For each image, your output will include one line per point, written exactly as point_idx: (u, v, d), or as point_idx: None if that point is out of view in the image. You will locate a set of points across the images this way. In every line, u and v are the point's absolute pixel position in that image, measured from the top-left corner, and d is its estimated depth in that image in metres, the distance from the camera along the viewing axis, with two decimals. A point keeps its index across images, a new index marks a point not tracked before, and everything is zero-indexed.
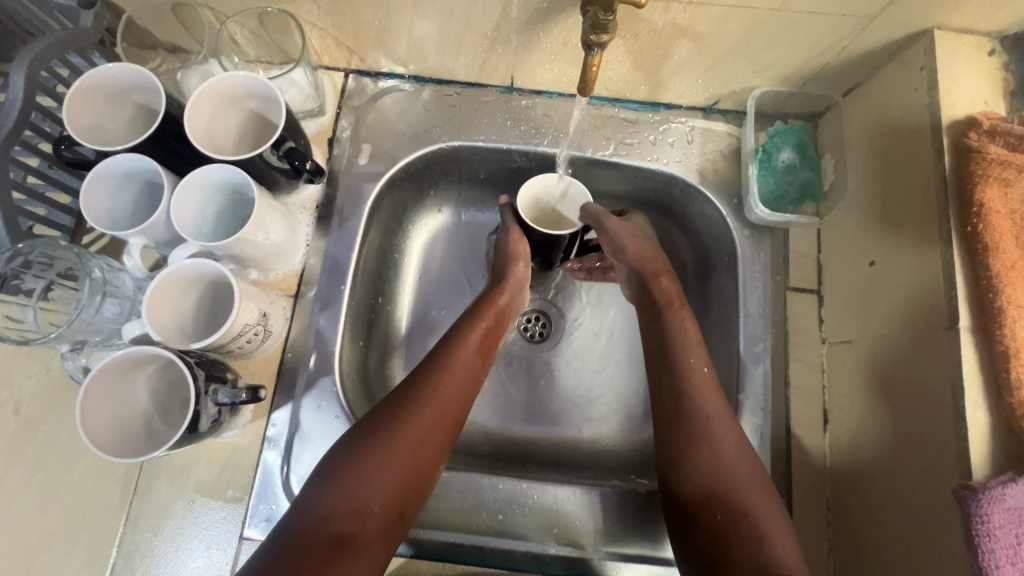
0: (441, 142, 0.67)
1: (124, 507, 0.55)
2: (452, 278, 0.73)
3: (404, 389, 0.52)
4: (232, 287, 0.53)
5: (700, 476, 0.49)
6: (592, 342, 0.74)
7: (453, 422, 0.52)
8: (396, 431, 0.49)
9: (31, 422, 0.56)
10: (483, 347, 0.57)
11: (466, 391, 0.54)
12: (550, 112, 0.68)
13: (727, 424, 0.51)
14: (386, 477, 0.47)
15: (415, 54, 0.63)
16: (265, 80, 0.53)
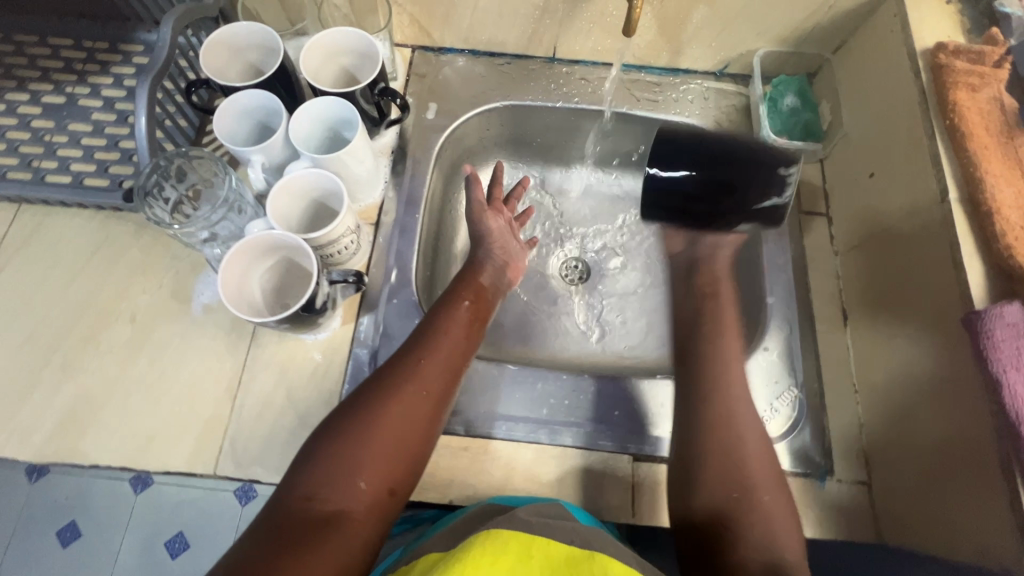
0: (495, 102, 0.78)
1: (229, 399, 0.61)
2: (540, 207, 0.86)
3: (393, 371, 0.52)
4: (336, 199, 0.62)
5: (708, 467, 0.55)
6: (627, 282, 0.83)
7: (437, 398, 0.52)
8: (377, 413, 0.49)
9: (145, 327, 0.63)
10: (468, 332, 0.57)
11: (451, 365, 0.54)
12: (586, 77, 0.80)
13: (752, 425, 0.58)
14: (369, 455, 0.47)
15: (476, 28, 0.76)
16: (365, 35, 0.65)
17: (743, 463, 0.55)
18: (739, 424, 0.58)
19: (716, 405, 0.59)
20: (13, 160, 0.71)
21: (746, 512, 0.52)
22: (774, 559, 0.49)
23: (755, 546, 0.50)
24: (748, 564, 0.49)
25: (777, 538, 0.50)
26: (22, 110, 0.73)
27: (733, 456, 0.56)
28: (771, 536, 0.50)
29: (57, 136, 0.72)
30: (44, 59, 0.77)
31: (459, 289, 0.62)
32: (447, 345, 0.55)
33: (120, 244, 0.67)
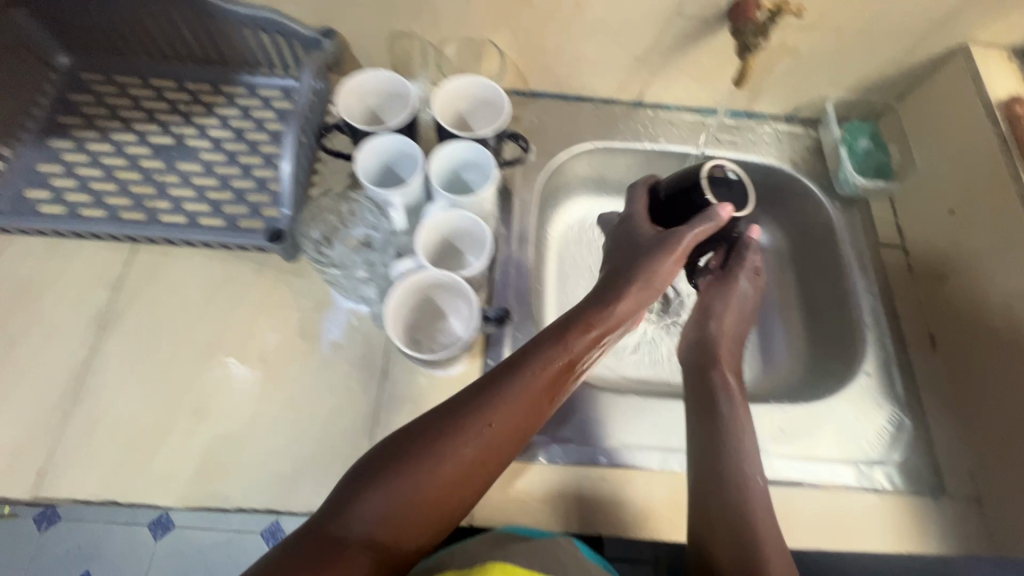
0: (587, 144, 0.83)
1: (367, 437, 0.61)
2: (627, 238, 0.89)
3: (482, 405, 0.49)
4: (470, 242, 0.66)
5: (725, 511, 0.54)
6: None
7: (507, 436, 0.49)
8: (449, 450, 0.47)
9: (277, 366, 0.64)
10: (560, 381, 0.53)
11: (524, 416, 0.50)
12: (669, 120, 0.85)
13: (761, 473, 0.57)
14: (411, 509, 0.44)
15: (571, 75, 0.81)
16: (496, 86, 0.68)
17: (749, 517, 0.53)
18: (752, 476, 0.56)
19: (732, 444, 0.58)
20: (125, 200, 0.71)
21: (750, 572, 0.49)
22: None
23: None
24: None
25: None
26: (132, 151, 0.74)
27: (740, 503, 0.54)
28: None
29: (167, 176, 0.73)
30: (147, 101, 0.78)
31: (551, 333, 0.54)
32: (544, 398, 0.52)
33: (241, 284, 0.68)
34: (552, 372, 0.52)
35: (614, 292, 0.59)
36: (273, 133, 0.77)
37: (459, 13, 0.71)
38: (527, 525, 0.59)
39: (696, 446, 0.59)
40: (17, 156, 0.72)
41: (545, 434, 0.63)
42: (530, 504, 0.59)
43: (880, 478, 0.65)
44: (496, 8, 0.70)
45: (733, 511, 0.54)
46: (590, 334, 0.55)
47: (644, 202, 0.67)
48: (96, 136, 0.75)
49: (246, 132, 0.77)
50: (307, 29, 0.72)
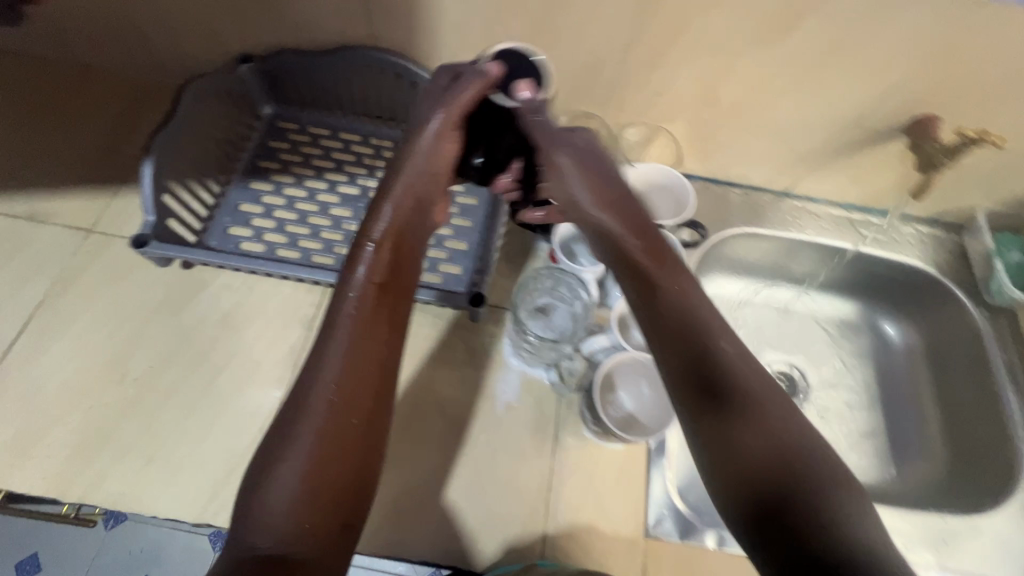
0: (738, 227, 0.86)
1: (543, 504, 0.64)
2: (756, 322, 0.94)
3: (316, 350, 0.49)
4: None
5: (749, 445, 0.42)
6: (832, 398, 0.89)
7: (371, 390, 0.48)
8: (291, 438, 0.44)
9: (455, 422, 0.67)
10: (374, 303, 0.51)
11: (367, 343, 0.49)
12: (815, 213, 0.89)
13: (781, 400, 0.44)
14: (321, 482, 0.43)
15: (727, 164, 0.85)
16: (685, 181, 0.73)
17: (787, 463, 0.41)
18: (754, 412, 0.43)
19: (710, 361, 0.46)
20: (316, 243, 0.76)
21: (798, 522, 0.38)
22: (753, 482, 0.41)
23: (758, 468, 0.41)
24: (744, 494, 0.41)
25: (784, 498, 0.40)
26: (323, 198, 0.80)
27: (736, 438, 0.43)
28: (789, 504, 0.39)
29: (354, 225, 0.79)
30: (336, 151, 0.84)
31: (359, 232, 0.56)
32: (369, 311, 0.50)
33: (420, 336, 0.72)
34: (384, 266, 0.54)
35: (390, 179, 0.58)
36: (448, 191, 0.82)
37: (645, 104, 0.76)
38: None
39: (671, 350, 0.47)
40: (224, 195, 0.79)
41: (710, 519, 0.65)
42: None
43: None
44: (682, 102, 0.74)
45: (765, 474, 0.41)
46: (382, 247, 0.54)
47: (465, 103, 0.59)
48: (292, 180, 0.81)
49: None
50: None
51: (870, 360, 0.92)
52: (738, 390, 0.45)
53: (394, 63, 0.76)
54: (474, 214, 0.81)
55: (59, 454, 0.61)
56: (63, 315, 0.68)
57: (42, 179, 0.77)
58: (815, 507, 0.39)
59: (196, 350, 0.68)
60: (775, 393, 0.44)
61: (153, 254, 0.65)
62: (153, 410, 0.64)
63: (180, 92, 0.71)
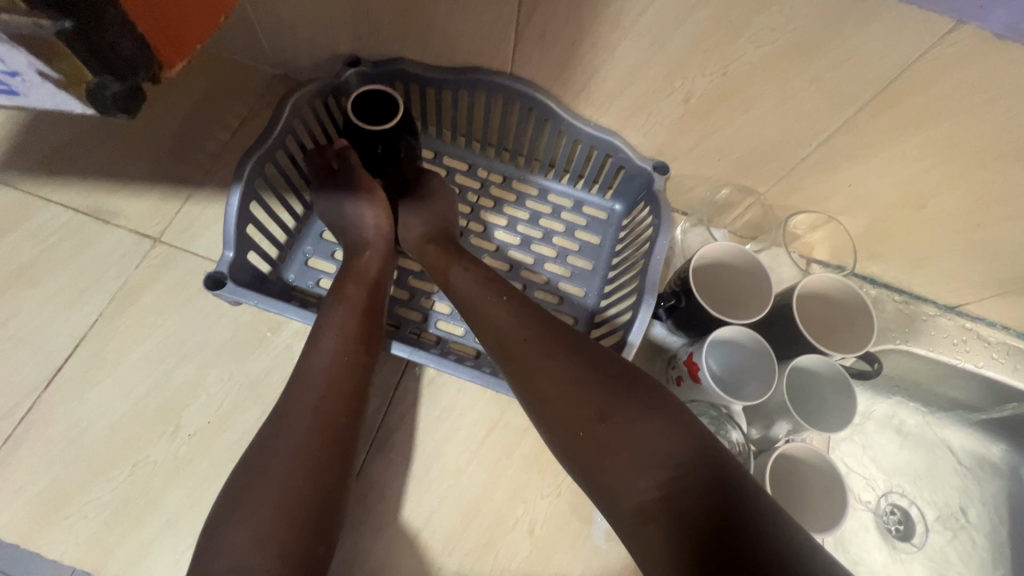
0: (894, 342, 0.74)
1: None
2: (881, 442, 0.79)
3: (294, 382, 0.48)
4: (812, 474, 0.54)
5: (651, 439, 0.41)
6: (950, 548, 0.76)
7: (335, 427, 0.46)
8: (273, 460, 0.43)
9: (546, 544, 0.57)
10: (345, 338, 0.51)
11: (342, 383, 0.49)
12: (985, 337, 0.74)
13: (599, 399, 0.44)
14: (264, 524, 0.40)
15: (896, 267, 0.71)
16: (864, 297, 0.58)
17: (692, 453, 0.40)
18: (602, 418, 0.43)
19: (565, 374, 0.46)
20: (405, 292, 0.68)
21: (710, 509, 0.37)
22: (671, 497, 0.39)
23: (647, 477, 0.40)
24: (652, 505, 0.39)
25: (678, 493, 0.39)
26: None
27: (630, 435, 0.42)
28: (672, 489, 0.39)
29: None
30: None
31: (335, 292, 0.56)
32: (340, 349, 0.50)
33: (515, 428, 0.61)
34: (358, 320, 0.53)
35: (358, 261, 0.59)
36: (560, 249, 0.72)
37: (826, 191, 0.62)
38: None
39: (523, 380, 0.47)
40: (308, 217, 0.69)
41: None
42: None
43: None
44: (873, 198, 0.61)
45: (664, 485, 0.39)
46: (362, 276, 0.57)
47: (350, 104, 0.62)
48: None
49: (532, 242, 0.72)
50: (642, 160, 0.65)
51: (1008, 515, 0.78)
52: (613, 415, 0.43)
53: (528, 96, 0.63)
54: (587, 282, 0.71)
55: (98, 516, 0.52)
56: (122, 342, 0.59)
57: (111, 169, 0.67)
58: (738, 492, 0.38)
59: (260, 410, 0.58)
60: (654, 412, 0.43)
61: (228, 298, 0.56)
62: (208, 477, 0.55)
63: (279, 104, 0.61)
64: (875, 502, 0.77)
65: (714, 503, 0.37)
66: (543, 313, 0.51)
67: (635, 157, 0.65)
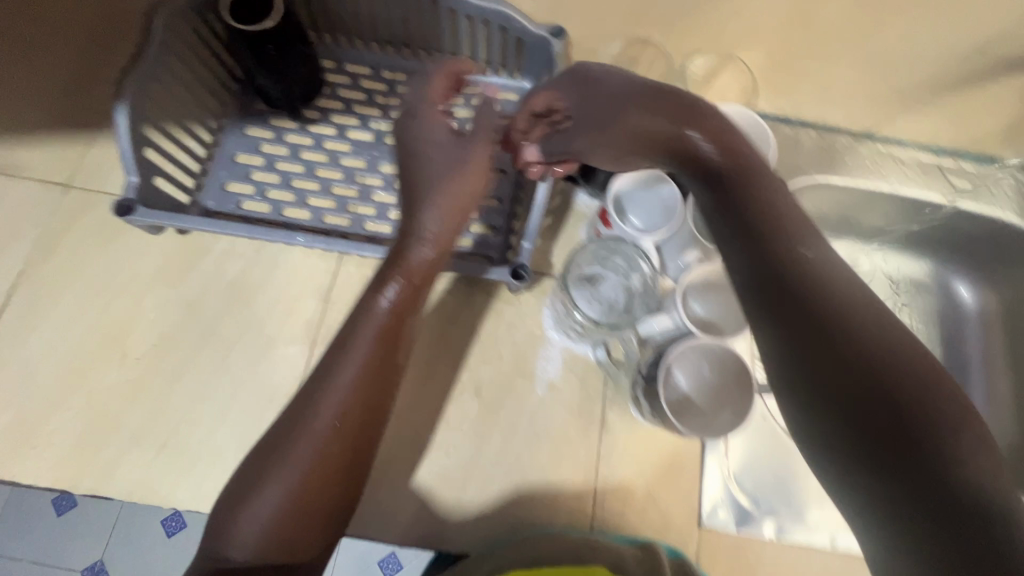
0: (811, 177, 0.75)
1: (590, 487, 0.59)
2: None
3: (320, 373, 0.45)
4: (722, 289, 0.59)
5: (825, 308, 0.33)
6: None
7: (355, 432, 0.45)
8: (288, 455, 0.43)
9: (492, 402, 0.61)
10: (386, 336, 0.47)
11: (370, 385, 0.46)
12: (902, 158, 0.76)
13: (799, 256, 0.35)
14: (279, 512, 0.42)
15: (804, 101, 0.72)
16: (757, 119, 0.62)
17: (905, 343, 0.31)
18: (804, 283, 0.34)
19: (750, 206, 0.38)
20: (328, 201, 0.67)
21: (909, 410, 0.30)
22: (869, 386, 0.30)
23: (896, 360, 0.31)
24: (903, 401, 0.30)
25: (890, 382, 0.30)
26: (330, 145, 0.69)
27: (834, 302, 0.33)
28: (890, 387, 0.30)
29: (369, 177, 0.68)
30: (344, 89, 0.72)
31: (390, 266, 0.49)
32: (385, 346, 0.47)
33: (451, 307, 0.64)
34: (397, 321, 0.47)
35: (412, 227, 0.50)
36: None
37: (719, 25, 0.62)
38: None
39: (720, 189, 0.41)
40: (217, 144, 0.68)
41: (768, 507, 0.59)
42: None
43: None
44: (765, 23, 0.61)
45: (849, 372, 0.31)
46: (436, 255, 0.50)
47: None
48: (294, 126, 0.70)
49: None
50: (536, 28, 0.64)
51: (940, 324, 0.83)
52: (782, 325, 0.34)
53: None
54: None
55: (65, 442, 0.56)
56: (52, 285, 0.61)
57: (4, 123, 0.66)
58: (924, 394, 0.30)
59: (202, 327, 0.60)
60: (848, 358, 0.31)
61: (141, 222, 0.57)
62: (162, 392, 0.58)
63: (150, 23, 0.58)
64: None
65: (914, 405, 0.30)
66: (682, 133, 0.44)
67: (528, 25, 0.64)
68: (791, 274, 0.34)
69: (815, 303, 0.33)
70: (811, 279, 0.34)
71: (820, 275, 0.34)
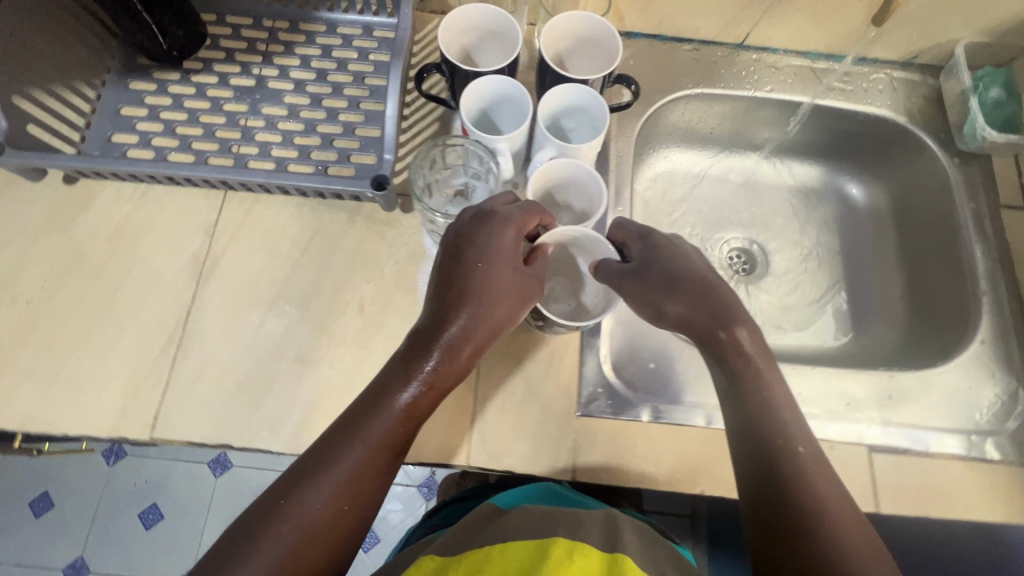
0: (687, 89, 0.77)
1: (472, 388, 0.61)
2: (712, 194, 0.86)
3: (357, 429, 0.46)
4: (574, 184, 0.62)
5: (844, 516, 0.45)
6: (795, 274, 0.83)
7: (351, 497, 0.45)
8: (303, 496, 0.44)
9: (374, 317, 0.63)
10: (404, 413, 0.48)
11: (368, 461, 0.46)
12: (776, 64, 0.78)
13: (830, 483, 0.47)
14: (282, 555, 0.42)
15: (671, 15, 0.75)
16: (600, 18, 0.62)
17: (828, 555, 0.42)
18: (826, 496, 0.46)
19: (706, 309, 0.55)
20: (212, 144, 0.69)
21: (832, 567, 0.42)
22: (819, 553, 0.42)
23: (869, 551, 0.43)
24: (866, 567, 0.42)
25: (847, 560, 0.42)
26: (214, 93, 0.71)
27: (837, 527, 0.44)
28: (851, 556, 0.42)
29: (253, 120, 0.70)
30: (226, 40, 0.74)
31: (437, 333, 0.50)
32: (390, 425, 0.47)
33: (334, 233, 0.66)
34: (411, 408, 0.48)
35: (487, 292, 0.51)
36: (356, 73, 0.73)
37: None
38: (630, 483, 0.58)
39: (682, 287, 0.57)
40: (100, 99, 0.69)
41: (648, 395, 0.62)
42: (634, 461, 0.59)
43: (992, 449, 0.62)
44: None
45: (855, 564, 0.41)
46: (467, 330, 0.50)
47: None
48: (177, 78, 0.72)
49: (328, 73, 0.73)
50: None
51: (837, 228, 0.85)
52: (826, 506, 0.45)
53: None
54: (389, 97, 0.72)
55: None
56: None
57: None
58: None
59: (90, 268, 0.62)
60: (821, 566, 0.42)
61: (14, 164, 0.63)
62: (52, 330, 0.60)
63: None
64: (718, 250, 0.83)
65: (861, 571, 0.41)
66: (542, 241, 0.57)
67: None
68: (794, 486, 0.46)
69: (820, 526, 0.44)
70: (847, 538, 0.43)
71: (842, 524, 0.44)
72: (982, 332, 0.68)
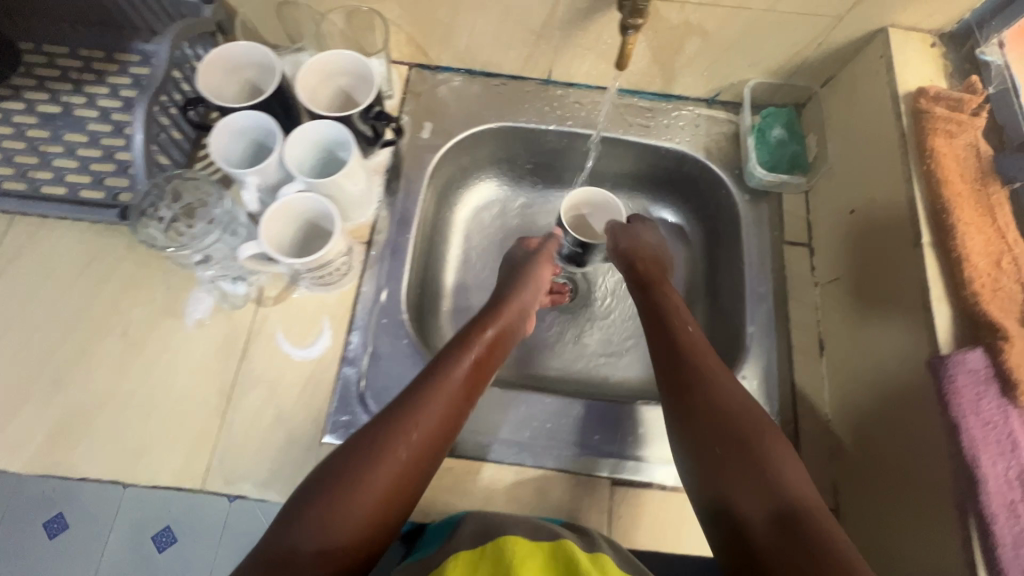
0: (490, 122, 0.79)
1: (220, 414, 0.62)
2: (532, 223, 0.87)
3: (409, 400, 0.52)
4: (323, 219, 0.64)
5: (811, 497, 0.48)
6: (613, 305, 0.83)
7: (416, 462, 0.50)
8: (366, 463, 0.48)
9: (137, 341, 0.65)
10: (470, 383, 0.56)
11: (436, 428, 0.52)
12: (582, 100, 0.81)
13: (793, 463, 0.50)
14: (337, 518, 0.45)
15: (471, 52, 0.77)
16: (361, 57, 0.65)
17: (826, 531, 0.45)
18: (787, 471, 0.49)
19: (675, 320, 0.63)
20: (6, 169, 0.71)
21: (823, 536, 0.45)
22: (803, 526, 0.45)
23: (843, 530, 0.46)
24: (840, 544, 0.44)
25: (821, 528, 0.45)
26: (18, 120, 0.74)
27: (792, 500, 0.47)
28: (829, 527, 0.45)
29: (51, 146, 0.73)
30: (40, 68, 0.77)
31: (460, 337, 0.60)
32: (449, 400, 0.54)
33: (112, 258, 0.68)
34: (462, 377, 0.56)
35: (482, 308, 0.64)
36: None
37: None
38: None
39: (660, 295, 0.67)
40: None
41: None
42: None
43: None
44: None
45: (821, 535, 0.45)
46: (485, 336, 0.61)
47: None
48: None
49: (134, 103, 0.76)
50: None
51: None
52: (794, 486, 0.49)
53: None
54: None
55: None
56: None
57: None
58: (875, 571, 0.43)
59: None
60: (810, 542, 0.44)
61: None
62: None
63: None
64: None
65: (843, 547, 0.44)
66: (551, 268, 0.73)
67: None
68: (777, 470, 0.49)
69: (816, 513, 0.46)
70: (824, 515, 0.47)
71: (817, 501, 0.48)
72: (748, 368, 0.69)
